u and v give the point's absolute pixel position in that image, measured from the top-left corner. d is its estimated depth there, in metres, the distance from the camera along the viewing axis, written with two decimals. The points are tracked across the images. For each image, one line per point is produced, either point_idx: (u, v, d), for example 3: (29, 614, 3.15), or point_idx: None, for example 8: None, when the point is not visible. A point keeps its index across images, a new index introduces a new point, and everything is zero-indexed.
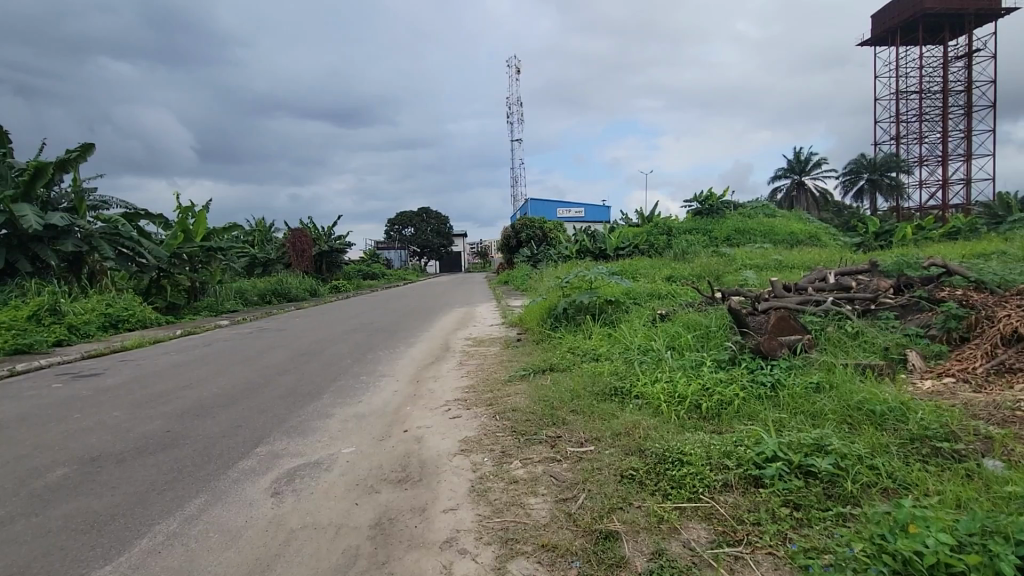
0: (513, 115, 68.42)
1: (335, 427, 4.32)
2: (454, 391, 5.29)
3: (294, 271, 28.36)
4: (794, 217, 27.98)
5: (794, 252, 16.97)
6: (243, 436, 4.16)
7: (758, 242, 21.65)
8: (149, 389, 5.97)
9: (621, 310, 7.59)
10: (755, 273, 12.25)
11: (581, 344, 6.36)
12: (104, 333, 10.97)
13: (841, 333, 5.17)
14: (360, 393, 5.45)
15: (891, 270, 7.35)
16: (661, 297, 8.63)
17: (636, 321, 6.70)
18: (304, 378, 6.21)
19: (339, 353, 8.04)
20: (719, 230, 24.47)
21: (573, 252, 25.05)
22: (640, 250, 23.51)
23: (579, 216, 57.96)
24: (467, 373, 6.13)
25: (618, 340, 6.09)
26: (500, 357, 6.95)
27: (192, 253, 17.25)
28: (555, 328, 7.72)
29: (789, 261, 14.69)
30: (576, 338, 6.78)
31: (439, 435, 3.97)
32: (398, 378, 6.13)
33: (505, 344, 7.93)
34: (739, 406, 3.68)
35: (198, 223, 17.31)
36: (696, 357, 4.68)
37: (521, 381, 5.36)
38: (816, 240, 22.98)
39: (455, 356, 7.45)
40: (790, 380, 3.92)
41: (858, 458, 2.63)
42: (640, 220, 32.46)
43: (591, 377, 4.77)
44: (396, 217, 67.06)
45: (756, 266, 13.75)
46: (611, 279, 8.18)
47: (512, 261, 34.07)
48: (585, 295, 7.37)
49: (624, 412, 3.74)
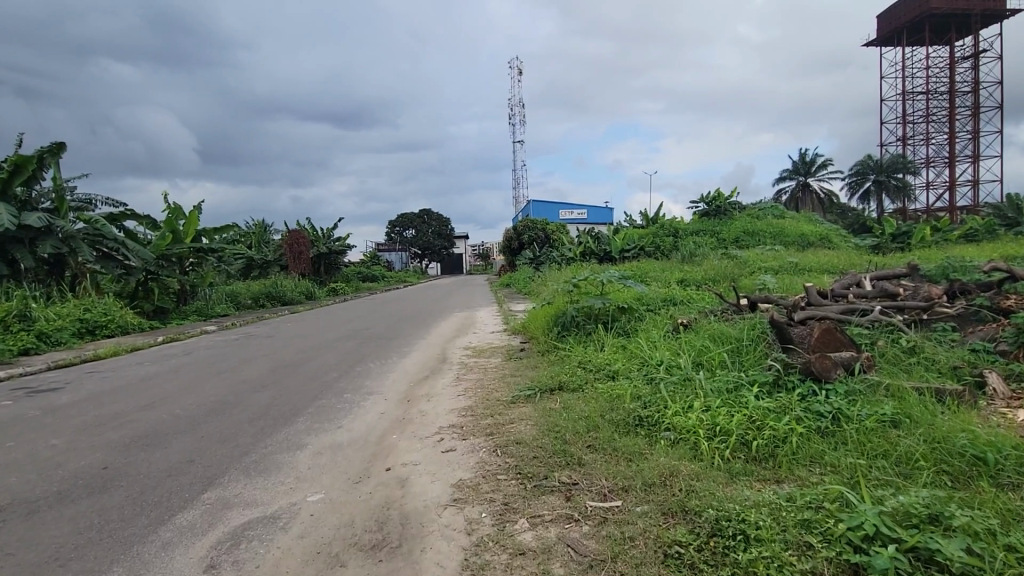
0: (515, 117, 67.76)
1: (303, 465, 3.61)
2: (450, 415, 4.59)
3: (291, 274, 27.69)
4: (803, 218, 27.24)
5: (809, 255, 16.27)
6: (191, 476, 3.46)
7: (767, 244, 20.94)
8: (103, 410, 5.29)
9: (635, 318, 6.87)
10: (773, 276, 11.53)
11: (593, 359, 5.64)
12: (79, 340, 10.30)
13: (897, 348, 4.46)
14: (340, 417, 4.74)
15: (935, 274, 6.64)
16: (677, 304, 7.94)
17: (654, 332, 5.98)
18: (280, 397, 5.50)
19: (325, 365, 7.33)
20: (727, 231, 23.75)
21: (577, 255, 24.36)
22: (646, 252, 22.82)
23: (582, 218, 57.29)
24: (464, 392, 5.42)
25: (636, 354, 5.37)
26: (502, 372, 6.24)
27: (182, 255, 16.59)
28: (562, 339, 7.00)
29: (807, 264, 13.94)
30: (587, 351, 6.06)
31: (427, 476, 3.26)
32: (387, 397, 5.42)
33: (507, 355, 7.22)
34: (797, 446, 2.97)
35: (188, 223, 16.67)
36: (734, 379, 3.96)
37: (525, 403, 4.65)
38: (827, 242, 22.21)
39: (452, 369, 6.74)
40: (856, 411, 3.20)
41: (991, 537, 1.93)
42: (644, 221, 31.77)
43: (609, 401, 4.07)
44: (397, 219, 66.48)
45: (772, 269, 13.05)
46: (624, 284, 7.48)
47: (514, 263, 33.40)
48: (597, 301, 6.66)
49: (655, 452, 3.03)
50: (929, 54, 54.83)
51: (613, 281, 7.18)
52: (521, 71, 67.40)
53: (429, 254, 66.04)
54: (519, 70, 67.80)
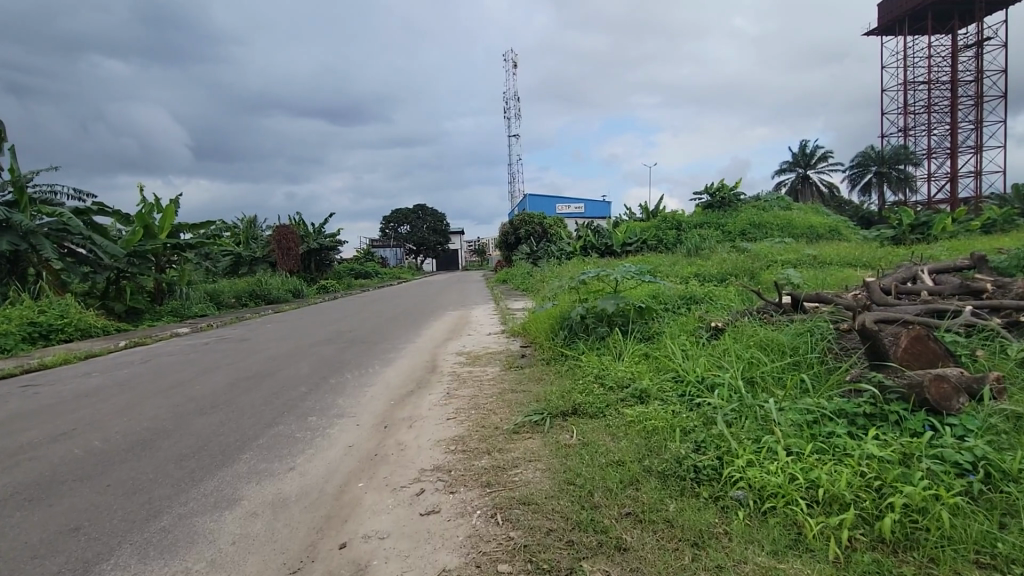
0: (511, 110, 66.58)
1: (227, 538, 2.59)
2: (436, 451, 3.57)
3: (279, 270, 26.54)
4: (809, 210, 26.22)
5: (824, 247, 15.26)
6: (63, 560, 2.43)
7: (776, 237, 19.92)
8: (6, 441, 4.25)
9: (657, 323, 5.86)
10: (796, 270, 10.51)
11: (612, 372, 4.63)
12: (26, 346, 9.22)
13: (1006, 361, 3.48)
14: (297, 453, 3.72)
15: (1007, 266, 5.67)
16: (700, 302, 6.98)
17: (684, 340, 4.96)
18: (228, 423, 4.46)
19: (296, 376, 6.31)
20: (733, 223, 22.79)
21: (576, 249, 23.30)
22: (649, 246, 21.86)
23: (579, 212, 56.25)
24: (455, 416, 4.39)
25: (666, 368, 4.39)
26: (502, 387, 5.23)
27: (157, 251, 15.50)
28: (570, 345, 5.97)
29: (826, 257, 12.91)
30: (603, 361, 5.03)
31: (400, 561, 2.26)
32: (361, 423, 4.39)
33: (506, 364, 6.20)
34: (950, 529, 1.99)
35: (164, 217, 15.54)
36: (811, 407, 2.99)
37: (531, 433, 3.66)
38: (837, 235, 21.22)
39: (442, 382, 5.72)
40: (1017, 468, 2.25)
41: None
42: (645, 215, 30.71)
43: (646, 440, 3.07)
44: (392, 215, 65.33)
45: (791, 262, 12.08)
46: (643, 281, 6.45)
47: (511, 259, 32.30)
48: (611, 302, 5.63)
49: (737, 539, 2.04)
50: (930, 43, 53.88)
51: (631, 277, 6.16)
52: (516, 64, 66.34)
53: (425, 249, 64.89)
54: (514, 63, 66.83)
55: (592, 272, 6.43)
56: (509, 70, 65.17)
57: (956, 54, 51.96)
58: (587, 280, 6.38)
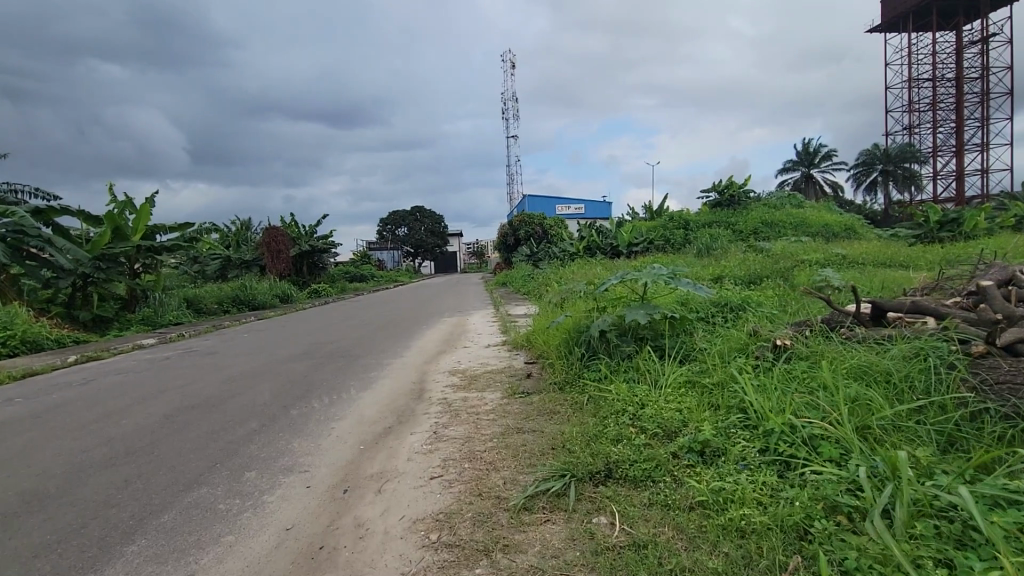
0: (508, 111, 65.38)
1: None
2: (408, 545, 2.40)
3: (268, 274, 25.37)
4: (821, 208, 25.10)
5: (848, 246, 14.16)
6: None
7: (791, 236, 18.77)
8: None
9: (700, 340, 4.69)
10: (832, 271, 9.39)
11: (652, 408, 3.47)
12: None
13: None
14: (207, 545, 2.56)
15: None
16: (740, 311, 5.83)
17: (742, 365, 3.82)
18: (134, 484, 3.30)
19: (251, 405, 5.14)
20: (744, 222, 21.67)
21: (580, 249, 22.14)
22: (655, 246, 20.74)
23: (579, 213, 55.15)
24: (443, 473, 3.24)
25: (730, 410, 3.26)
26: (505, 424, 4.07)
27: (128, 255, 14.34)
28: (588, 367, 4.82)
29: (857, 256, 11.77)
30: (636, 393, 3.87)
31: None
32: (313, 484, 3.21)
33: (508, 391, 5.03)
34: None
35: (137, 217, 14.32)
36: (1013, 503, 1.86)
37: (551, 516, 2.50)
38: (854, 233, 20.13)
39: (428, 415, 4.55)
40: None
41: None
42: (648, 214, 29.63)
43: (744, 552, 1.93)
44: (389, 217, 64.19)
45: (819, 262, 10.95)
46: (680, 287, 5.18)
47: (509, 260, 31.18)
48: (642, 316, 4.48)
49: None
50: (935, 40, 52.96)
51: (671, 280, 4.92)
52: (514, 65, 65.50)
53: (422, 252, 63.72)
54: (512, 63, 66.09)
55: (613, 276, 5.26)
56: (505, 71, 64.29)
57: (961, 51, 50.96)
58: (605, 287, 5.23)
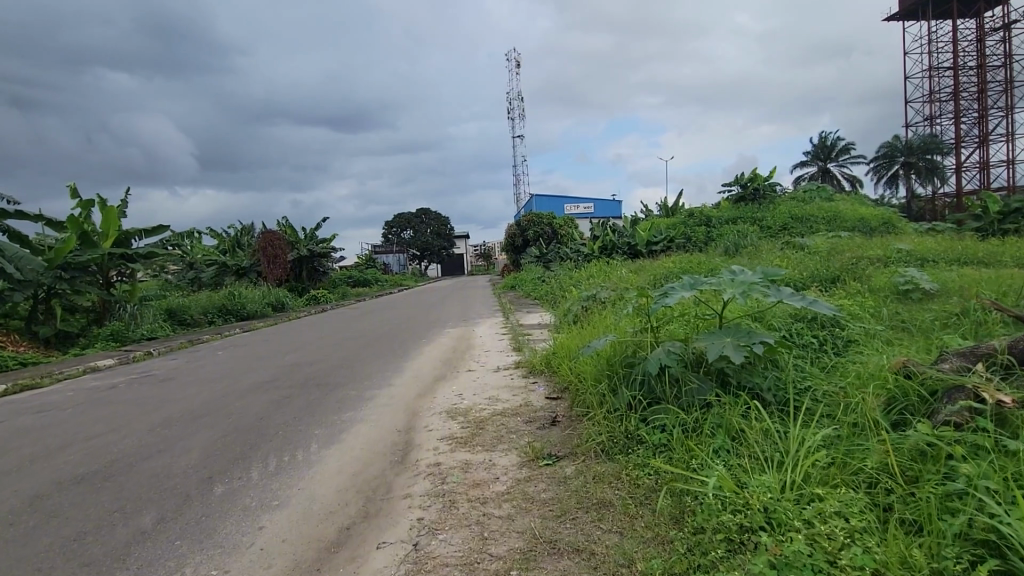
0: (514, 111, 63.95)
1: None
2: None
3: (265, 281, 23.96)
4: (851, 200, 23.32)
5: (905, 241, 12.44)
6: None
7: (827, 231, 17.10)
8: None
9: (815, 390, 3.15)
10: (911, 271, 7.79)
11: (800, 535, 1.94)
12: None
13: None
14: None
15: None
16: (835, 339, 4.31)
17: (931, 440, 2.27)
18: None
19: (162, 476, 3.63)
20: (772, 218, 20.00)
21: (594, 249, 20.57)
22: (676, 245, 19.14)
23: (589, 212, 53.54)
24: None
25: (964, 555, 1.75)
26: (530, 532, 2.51)
27: (97, 262, 12.93)
28: (647, 423, 3.27)
29: (924, 252, 10.10)
30: (748, 483, 2.34)
31: None
32: None
33: (529, 455, 3.49)
34: None
35: (105, 222, 12.89)
36: None
37: None
38: (893, 227, 18.44)
39: (411, 501, 3.02)
40: None
41: None
42: (664, 212, 28.02)
43: None
44: (394, 220, 62.86)
45: (885, 259, 9.31)
46: (783, 303, 3.28)
47: (518, 262, 29.63)
48: (741, 356, 2.92)
49: None
50: (957, 27, 50.96)
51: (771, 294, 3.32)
52: (519, 64, 64.73)
53: (428, 255, 62.33)
54: (518, 64, 65.01)
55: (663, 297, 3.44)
56: (510, 69, 62.92)
57: (984, 36, 48.80)
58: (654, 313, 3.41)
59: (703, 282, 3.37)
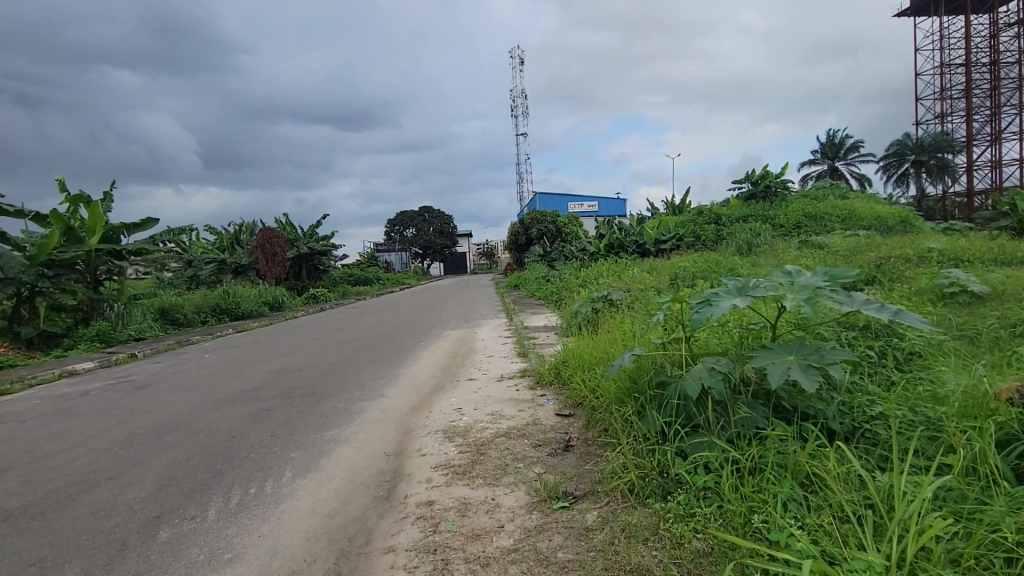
0: (517, 109, 63.36)
1: None
2: None
3: (264, 279, 23.48)
4: (865, 199, 22.60)
5: (932, 240, 11.71)
6: None
7: (842, 230, 16.44)
8: None
9: (898, 425, 2.55)
10: (951, 271, 7.14)
11: None
12: None
13: None
14: None
15: None
16: (895, 357, 3.70)
17: None
18: None
19: (100, 516, 3.04)
20: (784, 216, 19.31)
21: (600, 248, 19.95)
22: (686, 244, 18.50)
23: (593, 210, 52.94)
24: None
25: None
26: None
27: (83, 259, 12.39)
28: (686, 458, 2.65)
29: (956, 251, 9.41)
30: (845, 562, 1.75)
31: None
32: None
33: (540, 494, 2.88)
34: None
35: (92, 218, 12.35)
36: None
37: None
38: (910, 226, 17.76)
39: (395, 558, 2.41)
40: None
41: None
42: (672, 210, 27.37)
43: None
44: (397, 218, 62.36)
45: (917, 260, 8.65)
46: (856, 311, 2.66)
47: (522, 261, 29.02)
48: (816, 383, 2.31)
49: None
50: (969, 23, 50.08)
51: (841, 302, 2.71)
52: (522, 62, 64.32)
53: (431, 253, 61.81)
54: (521, 62, 64.45)
55: (707, 305, 2.82)
56: (513, 67, 62.22)
57: (998, 32, 47.78)
58: (696, 324, 2.80)
59: (758, 288, 2.75)
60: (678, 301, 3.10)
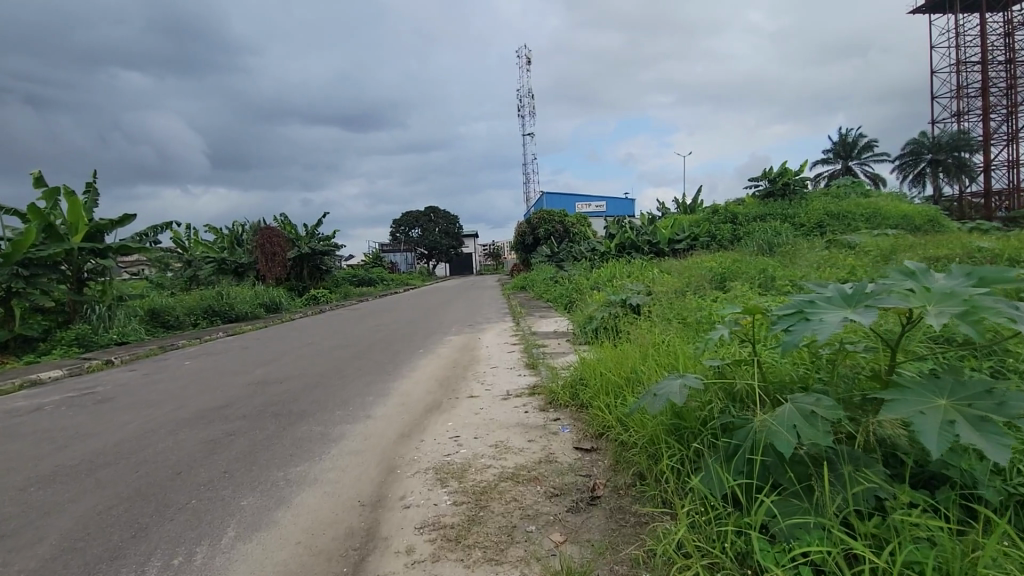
0: (524, 108, 62.52)
1: None
2: None
3: (266, 281, 22.88)
4: (889, 197, 21.58)
5: (975, 239, 10.78)
6: None
7: (869, 229, 15.50)
8: None
9: None
10: None
11: None
12: None
13: None
14: None
15: None
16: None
17: None
18: None
19: None
20: (805, 215, 18.35)
21: (610, 248, 19.10)
22: (701, 243, 17.61)
23: (600, 211, 52.06)
24: None
25: None
26: None
27: (63, 258, 11.67)
28: (778, 542, 1.81)
29: (1010, 250, 8.49)
30: None
31: None
32: None
33: None
34: None
35: (71, 214, 11.64)
36: None
37: None
38: (940, 226, 16.75)
39: None
40: None
41: None
42: (685, 209, 26.42)
43: None
44: (402, 218, 61.68)
45: (976, 261, 7.71)
46: None
47: (529, 261, 28.17)
48: (1006, 452, 1.44)
49: None
50: (987, 19, 48.79)
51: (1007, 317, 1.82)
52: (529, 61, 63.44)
53: (437, 254, 61.09)
54: (528, 61, 63.58)
55: (802, 321, 1.94)
56: (519, 66, 61.39)
57: (1016, 29, 46.51)
58: (788, 347, 1.92)
59: (881, 297, 1.86)
60: (753, 312, 2.22)
